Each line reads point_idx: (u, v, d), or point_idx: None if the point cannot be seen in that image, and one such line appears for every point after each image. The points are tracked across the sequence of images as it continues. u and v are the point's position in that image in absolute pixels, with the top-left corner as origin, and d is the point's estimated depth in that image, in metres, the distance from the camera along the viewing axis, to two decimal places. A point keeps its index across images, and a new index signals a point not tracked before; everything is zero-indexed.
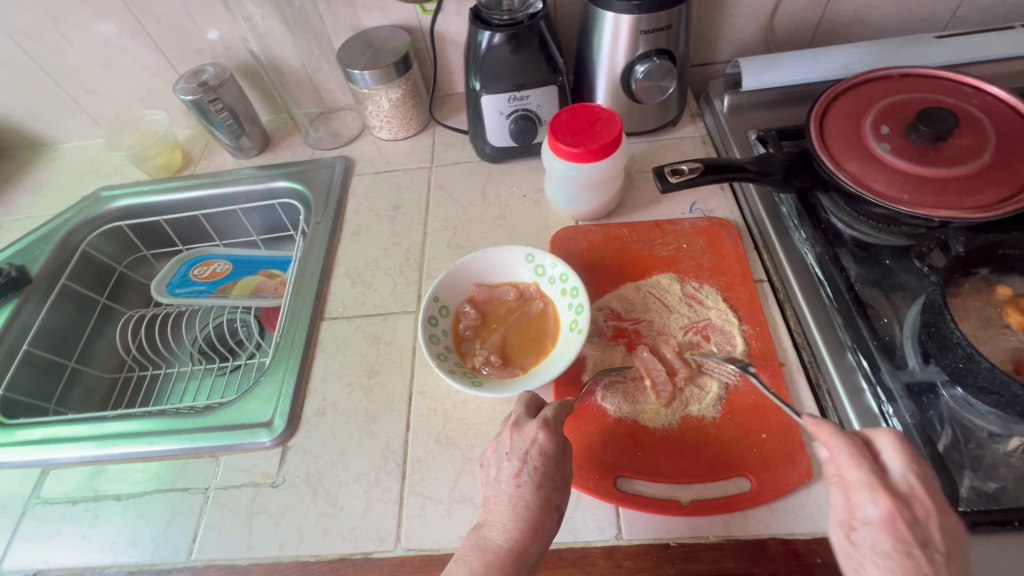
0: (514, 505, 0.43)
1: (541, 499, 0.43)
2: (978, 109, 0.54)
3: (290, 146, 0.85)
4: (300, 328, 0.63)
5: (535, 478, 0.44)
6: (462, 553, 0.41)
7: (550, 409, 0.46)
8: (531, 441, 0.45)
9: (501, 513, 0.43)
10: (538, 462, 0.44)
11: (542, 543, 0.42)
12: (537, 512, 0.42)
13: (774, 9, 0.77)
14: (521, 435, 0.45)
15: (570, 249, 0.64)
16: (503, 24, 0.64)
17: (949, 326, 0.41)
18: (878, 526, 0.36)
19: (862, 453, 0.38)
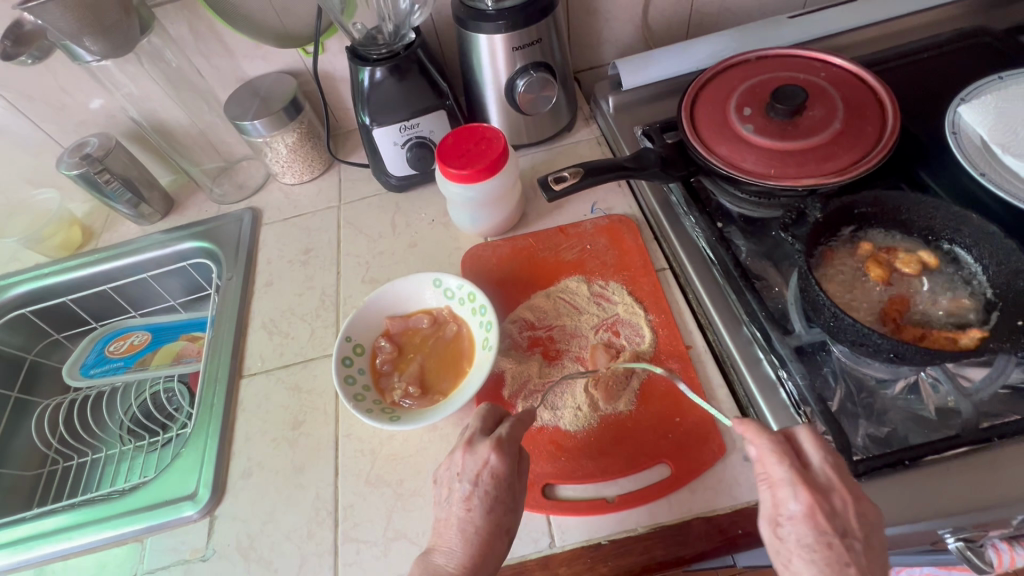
0: (462, 531, 0.42)
1: (490, 522, 0.42)
2: (826, 81, 0.59)
3: (194, 205, 0.83)
4: (219, 390, 0.62)
5: (486, 502, 0.42)
6: None
7: (505, 427, 0.45)
8: (483, 465, 0.43)
9: (451, 538, 0.42)
10: (489, 486, 0.42)
11: (492, 565, 0.41)
12: (486, 536, 0.41)
13: (645, 8, 0.80)
14: (473, 456, 0.44)
15: (479, 267, 0.65)
16: (382, 58, 0.65)
17: (816, 291, 0.44)
18: (801, 521, 0.36)
19: (784, 449, 0.38)
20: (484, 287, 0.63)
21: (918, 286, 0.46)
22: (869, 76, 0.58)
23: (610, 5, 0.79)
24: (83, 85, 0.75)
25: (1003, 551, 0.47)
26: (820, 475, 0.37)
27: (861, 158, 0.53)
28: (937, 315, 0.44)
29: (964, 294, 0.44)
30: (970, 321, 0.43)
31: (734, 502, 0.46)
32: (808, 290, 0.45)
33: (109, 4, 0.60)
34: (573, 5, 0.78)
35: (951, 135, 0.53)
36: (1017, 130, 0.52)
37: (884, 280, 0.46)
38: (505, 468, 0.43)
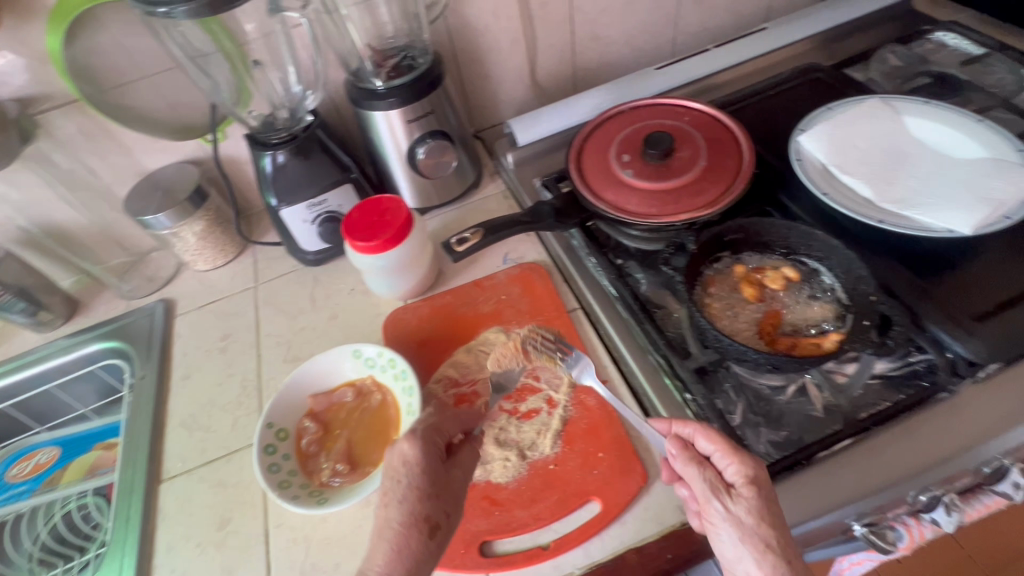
0: (386, 524, 0.43)
1: (411, 512, 0.44)
2: (691, 124, 0.65)
3: (102, 304, 0.80)
4: (135, 501, 0.58)
5: (403, 490, 0.45)
6: None
7: (420, 422, 0.48)
8: (396, 452, 0.46)
9: (380, 548, 0.42)
10: (405, 474, 0.45)
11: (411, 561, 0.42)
12: (404, 526, 0.43)
13: (532, 70, 0.88)
14: (389, 451, 0.47)
15: (399, 331, 0.66)
16: (282, 142, 0.66)
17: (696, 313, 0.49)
18: (746, 485, 0.42)
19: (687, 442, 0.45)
20: (407, 351, 0.64)
21: (787, 300, 0.51)
22: (726, 116, 0.66)
23: (500, 70, 0.86)
24: None
25: (912, 526, 0.50)
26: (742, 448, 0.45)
27: (725, 190, 0.60)
28: (803, 325, 0.49)
29: (826, 302, 0.50)
30: (831, 325, 0.49)
31: (662, 527, 0.48)
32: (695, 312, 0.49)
33: None
34: (464, 73, 0.84)
35: (797, 162, 0.61)
36: (848, 152, 0.60)
37: (757, 298, 0.51)
38: (403, 460, 0.46)
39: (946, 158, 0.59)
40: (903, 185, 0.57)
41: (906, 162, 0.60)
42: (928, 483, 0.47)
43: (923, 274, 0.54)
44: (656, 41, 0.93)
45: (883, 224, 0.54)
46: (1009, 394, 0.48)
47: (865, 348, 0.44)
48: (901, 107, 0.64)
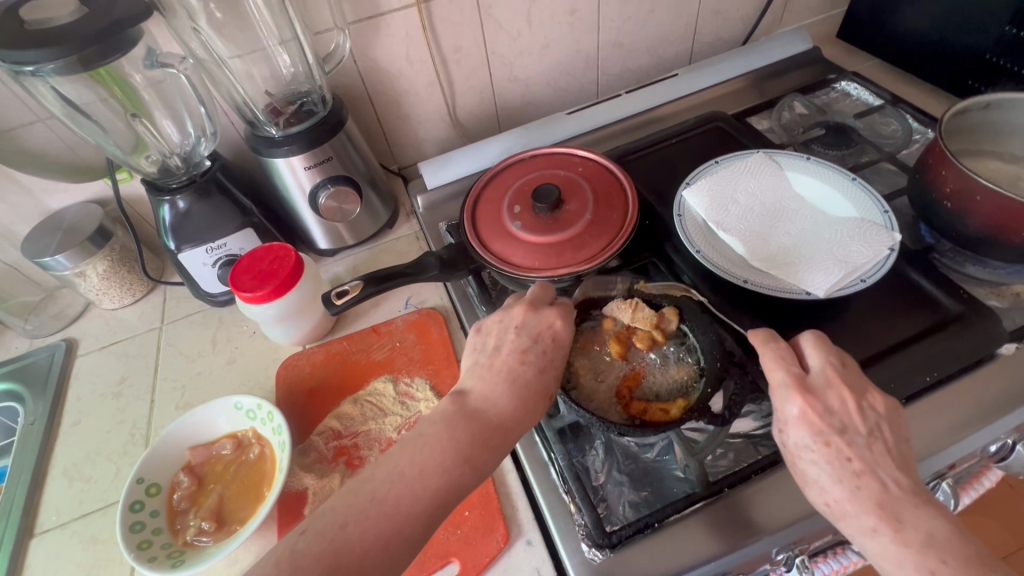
0: (515, 376, 0.47)
1: (540, 378, 0.47)
2: (582, 175, 0.67)
3: (4, 343, 0.78)
4: (2, 557, 0.57)
5: (538, 356, 0.48)
6: (449, 433, 0.43)
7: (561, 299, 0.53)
8: (547, 325, 0.50)
9: (497, 396, 0.46)
10: (547, 345, 0.49)
11: (529, 421, 0.46)
12: (534, 392, 0.47)
13: (452, 111, 0.89)
14: (539, 319, 0.51)
15: (292, 379, 0.65)
16: (181, 187, 0.66)
17: (558, 357, 0.49)
18: (798, 422, 0.43)
19: (828, 347, 0.46)
20: (295, 399, 0.63)
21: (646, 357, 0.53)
22: (617, 169, 0.67)
23: (419, 111, 0.87)
24: None
25: None
26: (855, 381, 0.45)
27: (607, 244, 0.61)
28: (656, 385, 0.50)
29: (685, 363, 0.52)
30: (683, 386, 0.50)
31: None
32: (559, 343, 0.50)
33: None
34: (381, 114, 0.85)
35: (677, 217, 0.62)
36: (727, 209, 0.62)
37: (623, 356, 0.52)
38: (507, 372, 0.47)
39: (820, 215, 0.61)
40: (775, 242, 0.59)
41: (783, 218, 0.61)
42: (777, 545, 0.48)
43: (788, 335, 0.56)
44: (579, 83, 0.95)
45: (747, 283, 0.55)
46: (921, 423, 0.49)
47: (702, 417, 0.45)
48: (783, 162, 0.66)
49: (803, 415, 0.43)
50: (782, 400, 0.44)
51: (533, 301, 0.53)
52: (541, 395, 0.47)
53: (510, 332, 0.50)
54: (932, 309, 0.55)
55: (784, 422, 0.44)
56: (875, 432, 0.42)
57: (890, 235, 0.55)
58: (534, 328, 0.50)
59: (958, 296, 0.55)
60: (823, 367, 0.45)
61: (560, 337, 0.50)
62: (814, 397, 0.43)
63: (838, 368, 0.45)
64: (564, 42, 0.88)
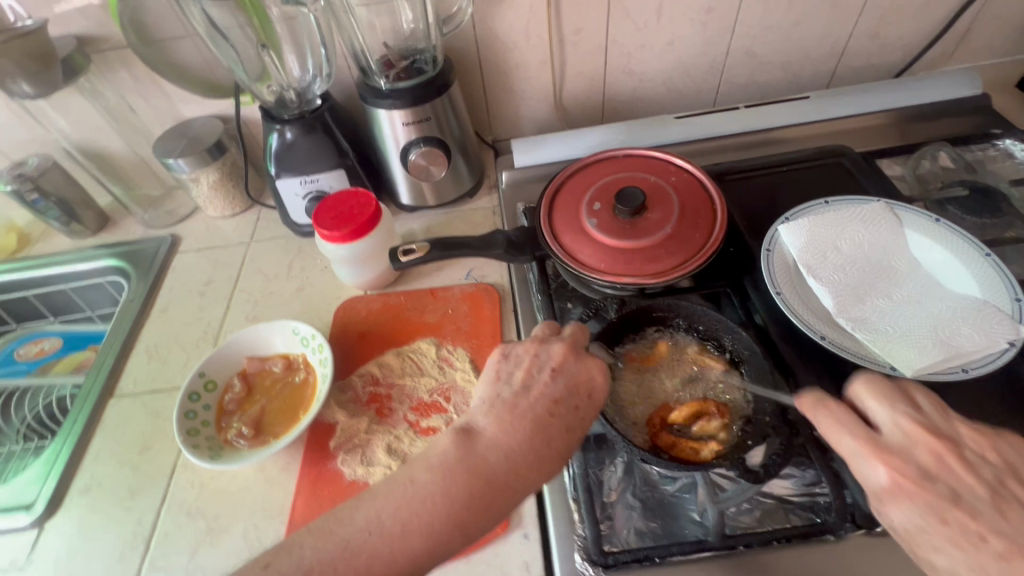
0: (539, 426, 0.43)
1: (563, 435, 0.44)
2: (673, 185, 0.63)
3: (125, 226, 0.89)
4: (87, 406, 0.66)
5: (570, 409, 0.45)
6: (448, 479, 0.40)
7: (571, 332, 0.50)
8: (586, 377, 0.47)
9: (512, 443, 0.42)
10: (581, 395, 0.46)
11: (539, 478, 0.42)
12: (553, 450, 0.43)
13: (558, 93, 0.87)
14: (580, 363, 0.47)
15: (348, 319, 0.69)
16: (292, 119, 0.71)
17: (603, 387, 0.47)
18: None
19: (812, 360, 0.46)
20: (346, 338, 0.67)
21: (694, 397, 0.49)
22: (712, 186, 0.63)
23: (525, 87, 0.86)
24: (23, 117, 0.81)
25: None
26: (847, 386, 0.45)
27: (680, 263, 0.58)
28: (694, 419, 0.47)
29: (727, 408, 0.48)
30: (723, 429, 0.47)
31: None
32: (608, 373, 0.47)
33: (35, 52, 0.67)
34: (488, 83, 0.85)
35: (765, 252, 0.57)
36: (825, 255, 0.56)
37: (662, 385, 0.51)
38: (529, 420, 0.43)
39: (933, 285, 0.54)
40: (871, 304, 0.53)
41: (887, 280, 0.55)
42: None
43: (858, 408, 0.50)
44: (697, 87, 0.90)
45: (823, 341, 0.50)
46: None
47: (730, 465, 0.42)
48: (908, 217, 0.58)
49: (810, 429, 0.42)
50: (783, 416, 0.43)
51: (574, 343, 0.49)
52: (559, 453, 0.43)
53: (545, 372, 0.47)
54: None
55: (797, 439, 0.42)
56: (887, 433, 0.41)
57: (1014, 328, 0.47)
58: (573, 377, 0.46)
59: None
60: (812, 381, 0.45)
61: (595, 392, 0.46)
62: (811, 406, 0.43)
63: (828, 380, 0.45)
64: (691, 41, 0.83)
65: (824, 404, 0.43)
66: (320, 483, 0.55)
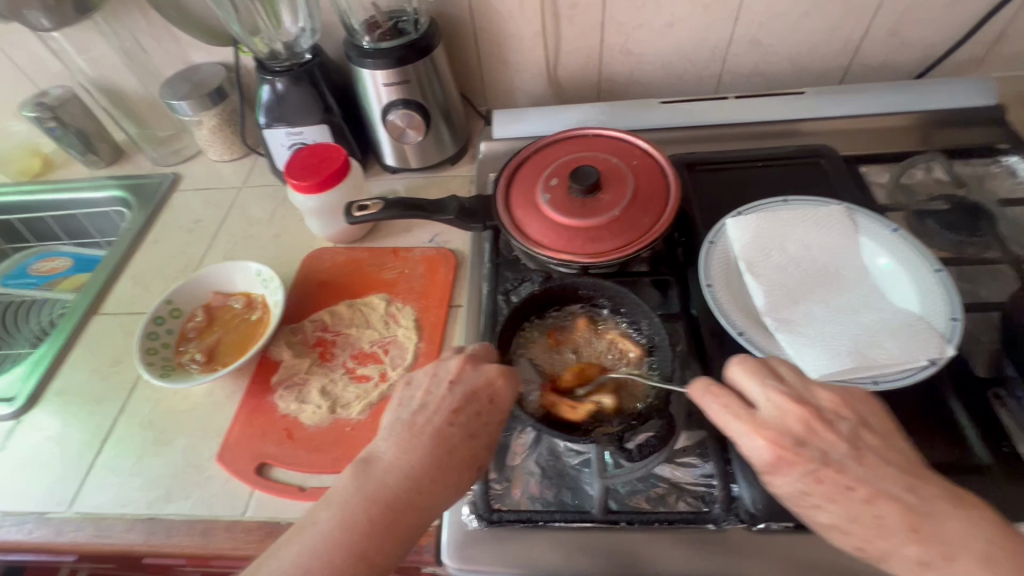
0: (440, 439, 0.44)
1: (471, 448, 0.44)
2: (633, 169, 0.63)
3: (135, 161, 0.95)
4: (74, 319, 0.73)
5: (471, 418, 0.45)
6: (348, 510, 0.40)
7: (473, 347, 0.50)
8: (486, 382, 0.46)
9: (410, 464, 0.43)
10: (484, 403, 0.46)
11: (449, 493, 0.43)
12: (455, 463, 0.44)
13: (552, 68, 0.86)
14: (478, 371, 0.47)
15: (312, 268, 0.73)
16: (282, 71, 0.73)
17: (507, 392, 0.46)
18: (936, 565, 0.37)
19: (762, 372, 0.43)
20: (307, 285, 0.71)
21: (591, 372, 0.52)
22: (671, 169, 0.63)
23: (519, 59, 0.86)
24: (48, 51, 0.88)
25: None
26: (806, 395, 0.41)
27: (621, 247, 0.58)
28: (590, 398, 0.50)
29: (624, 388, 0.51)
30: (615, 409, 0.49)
31: None
32: (511, 375, 0.47)
33: None
34: (482, 52, 0.85)
35: (709, 244, 0.57)
36: (769, 253, 0.55)
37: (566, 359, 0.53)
38: (428, 437, 0.44)
39: (874, 295, 0.52)
40: (804, 307, 0.52)
41: (829, 285, 0.53)
42: None
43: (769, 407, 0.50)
44: (698, 73, 0.87)
45: (740, 336, 0.50)
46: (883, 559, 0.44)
47: (605, 441, 0.45)
48: (866, 225, 0.56)
49: (777, 458, 0.39)
50: (745, 445, 0.40)
51: (474, 358, 0.49)
52: (465, 465, 0.44)
53: (442, 386, 0.47)
54: (954, 448, 0.46)
55: (766, 468, 0.40)
56: (856, 442, 0.39)
57: (940, 346, 0.46)
58: (471, 386, 0.46)
59: (995, 448, 0.45)
60: (769, 396, 0.41)
61: (498, 398, 0.46)
62: (778, 429, 0.39)
63: (783, 390, 0.41)
64: (692, 24, 0.80)
65: (788, 423, 0.40)
66: (257, 413, 0.60)
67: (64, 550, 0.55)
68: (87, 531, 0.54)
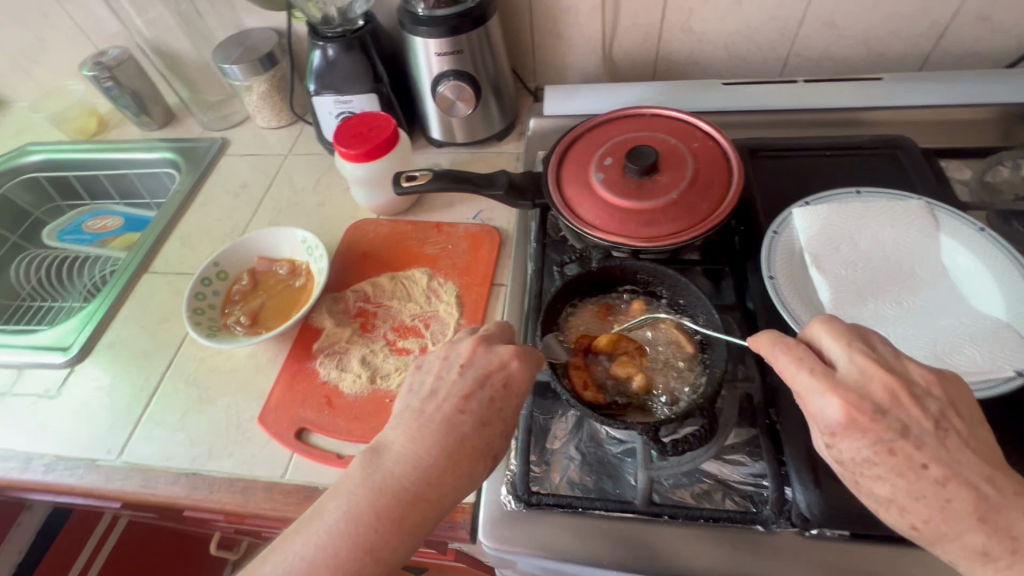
0: (451, 426, 0.41)
1: (486, 437, 0.42)
2: (693, 152, 0.60)
3: (185, 125, 0.96)
4: (125, 276, 0.74)
5: (485, 404, 0.43)
6: (354, 501, 0.39)
7: (486, 329, 0.48)
8: (500, 364, 0.44)
9: (420, 453, 0.40)
10: (499, 387, 0.43)
11: (462, 485, 0.40)
12: (467, 452, 0.41)
13: (608, 44, 0.83)
14: (489, 355, 0.45)
15: (356, 238, 0.72)
16: (334, 37, 0.72)
17: (521, 376, 0.44)
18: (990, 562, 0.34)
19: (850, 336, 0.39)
20: (350, 256, 0.70)
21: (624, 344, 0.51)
22: (734, 153, 0.59)
23: (574, 33, 0.82)
24: (108, 10, 0.89)
25: None
26: (897, 366, 0.38)
27: (677, 232, 0.55)
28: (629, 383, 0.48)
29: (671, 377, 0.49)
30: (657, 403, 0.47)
31: None
32: (525, 356, 0.45)
33: None
34: (535, 25, 0.82)
35: (772, 234, 0.54)
36: (838, 247, 0.51)
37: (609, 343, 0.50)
38: (438, 425, 0.41)
39: (954, 298, 0.48)
40: (874, 306, 0.48)
41: (903, 284, 0.50)
42: None
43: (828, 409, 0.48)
44: (763, 54, 0.82)
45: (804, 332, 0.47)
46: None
47: (641, 428, 0.43)
48: (948, 223, 0.52)
49: (849, 421, 0.36)
50: (817, 405, 0.37)
51: (488, 338, 0.47)
52: (478, 453, 0.41)
53: (453, 370, 0.44)
54: None
55: (833, 429, 0.37)
56: (941, 423, 0.36)
57: None
58: (484, 367, 0.44)
59: None
60: (852, 357, 0.38)
61: (512, 380, 0.44)
62: (861, 397, 0.37)
63: (870, 357, 0.38)
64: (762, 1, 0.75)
65: (868, 387, 0.37)
66: (297, 378, 0.60)
67: (111, 497, 0.57)
68: (134, 480, 0.56)
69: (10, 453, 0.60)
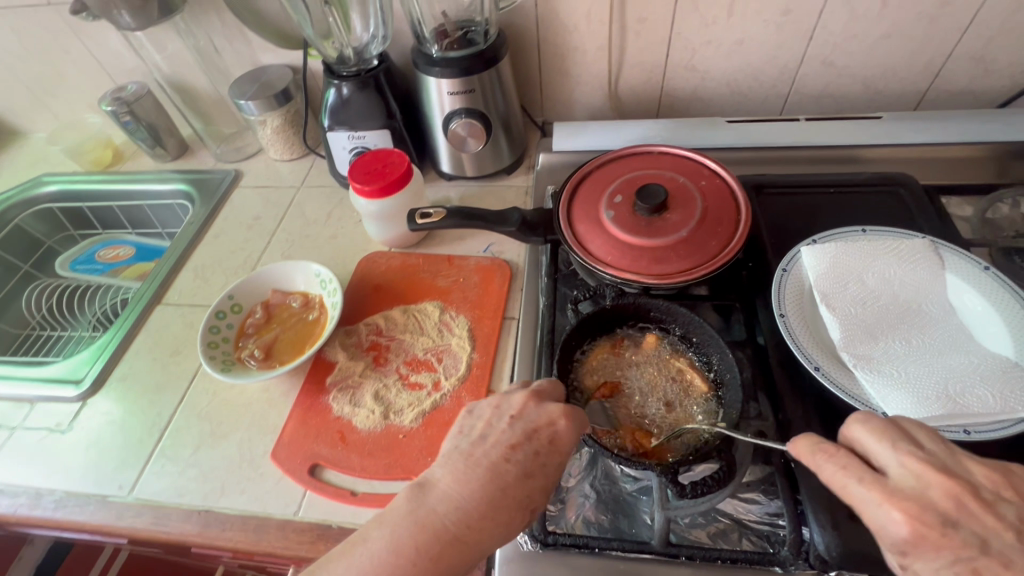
0: (496, 476, 0.42)
1: (527, 491, 0.42)
2: (701, 189, 0.61)
3: (199, 157, 0.98)
4: (139, 307, 0.75)
5: (530, 459, 0.43)
6: (397, 536, 0.39)
7: (538, 383, 0.48)
8: (548, 422, 0.44)
9: (463, 497, 0.41)
10: (545, 443, 0.43)
11: (500, 536, 0.40)
12: (509, 504, 0.41)
13: (614, 81, 0.85)
14: (541, 410, 0.45)
15: (368, 271, 0.73)
16: (349, 76, 0.75)
17: (568, 435, 0.44)
18: None
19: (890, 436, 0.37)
20: (362, 288, 0.71)
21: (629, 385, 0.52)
22: (741, 193, 0.61)
23: (581, 71, 0.85)
24: (128, 48, 0.91)
25: None
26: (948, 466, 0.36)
27: (687, 269, 0.56)
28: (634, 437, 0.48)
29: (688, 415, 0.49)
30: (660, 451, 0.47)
31: None
32: (573, 417, 0.44)
33: None
34: (544, 64, 0.85)
35: (780, 271, 0.55)
36: (846, 285, 0.52)
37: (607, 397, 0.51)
38: (484, 471, 0.42)
39: (963, 338, 0.49)
40: (884, 345, 0.49)
41: (910, 322, 0.51)
42: None
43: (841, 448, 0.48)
44: (764, 92, 0.84)
45: (816, 371, 0.47)
46: None
47: (660, 470, 0.43)
48: (954, 263, 0.53)
49: (914, 536, 0.33)
50: (875, 519, 0.35)
51: (539, 393, 0.47)
52: (520, 506, 0.41)
53: (503, 419, 0.45)
54: None
55: (902, 549, 0.34)
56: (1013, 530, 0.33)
57: None
58: (532, 423, 0.44)
59: None
60: (899, 462, 0.36)
61: (559, 439, 0.44)
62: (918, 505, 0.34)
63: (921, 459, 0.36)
64: (762, 42, 0.78)
65: (926, 494, 0.34)
66: (310, 413, 0.60)
67: (121, 534, 0.56)
68: (146, 518, 0.56)
69: (20, 489, 0.60)
